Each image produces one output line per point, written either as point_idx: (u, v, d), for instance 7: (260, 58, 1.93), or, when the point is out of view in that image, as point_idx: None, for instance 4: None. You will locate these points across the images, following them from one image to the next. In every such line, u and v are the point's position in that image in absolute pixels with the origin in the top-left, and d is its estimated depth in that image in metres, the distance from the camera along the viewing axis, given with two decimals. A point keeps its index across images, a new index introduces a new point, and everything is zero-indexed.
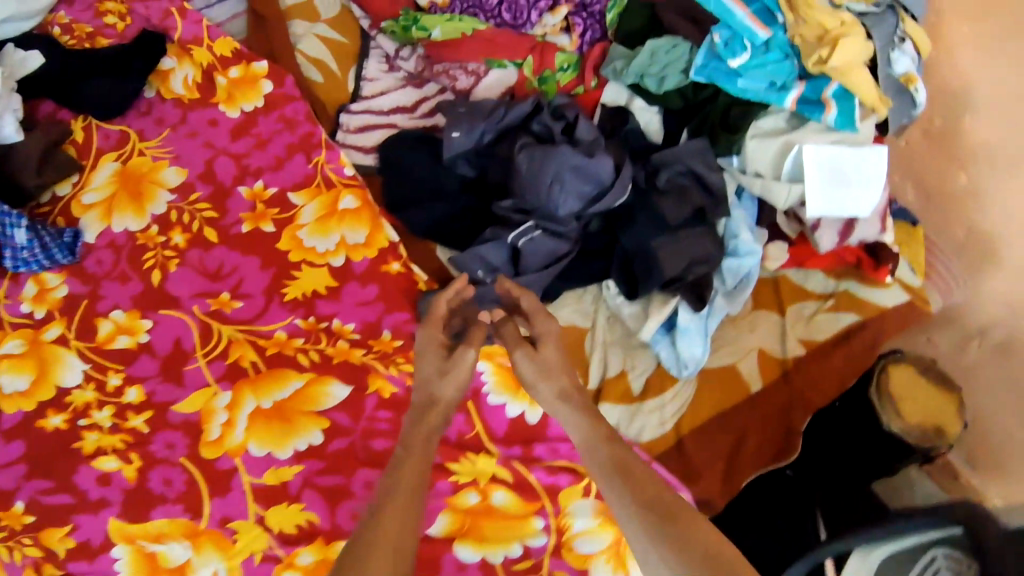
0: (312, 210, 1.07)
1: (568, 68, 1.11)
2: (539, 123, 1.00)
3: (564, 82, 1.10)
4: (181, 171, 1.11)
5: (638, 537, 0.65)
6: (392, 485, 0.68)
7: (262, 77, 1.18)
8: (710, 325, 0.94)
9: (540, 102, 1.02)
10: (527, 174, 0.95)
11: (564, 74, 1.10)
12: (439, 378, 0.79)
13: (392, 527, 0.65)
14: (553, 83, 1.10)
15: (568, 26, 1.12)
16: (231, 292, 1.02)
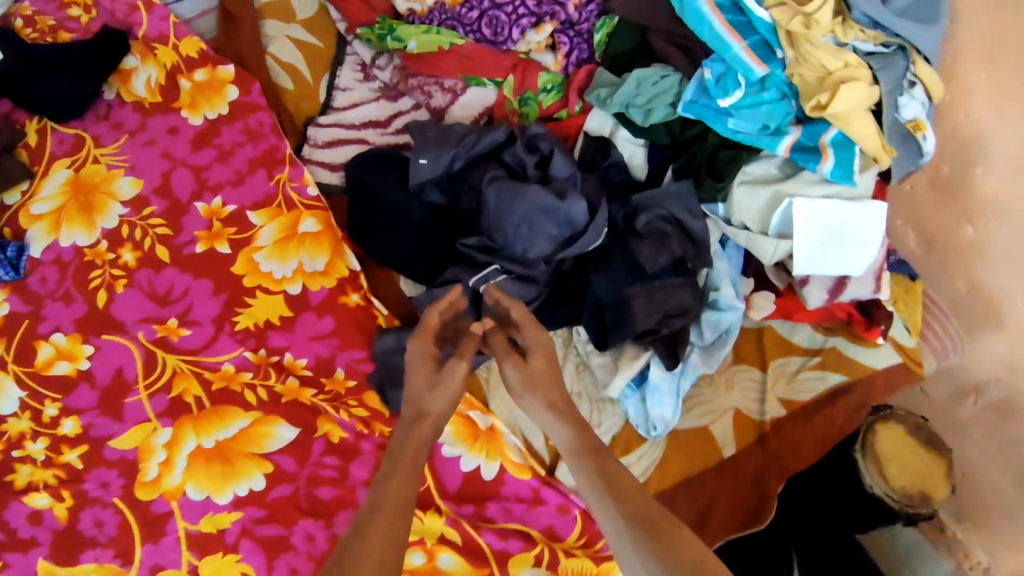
0: (270, 231, 1.01)
1: (551, 89, 1.03)
2: (511, 155, 0.95)
3: (547, 105, 1.03)
4: (136, 183, 1.05)
5: (624, 551, 0.60)
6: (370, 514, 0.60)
7: (228, 83, 1.11)
8: (683, 384, 0.88)
9: (513, 132, 0.96)
10: (493, 212, 0.90)
11: (547, 95, 1.03)
12: (429, 391, 0.68)
13: (372, 553, 0.57)
14: (534, 106, 1.03)
15: (553, 44, 1.04)
16: (179, 319, 0.96)
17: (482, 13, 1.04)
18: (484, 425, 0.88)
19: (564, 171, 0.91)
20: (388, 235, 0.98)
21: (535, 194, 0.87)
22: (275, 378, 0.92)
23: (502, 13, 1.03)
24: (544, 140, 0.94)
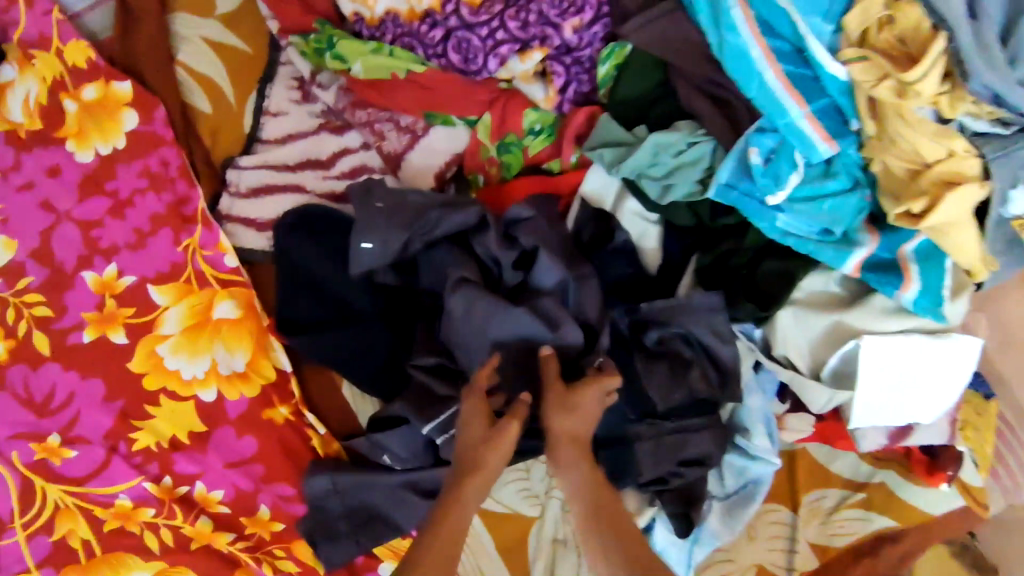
0: (177, 315, 0.80)
1: (540, 130, 0.79)
2: (481, 247, 0.73)
3: (534, 152, 0.79)
4: (9, 244, 0.82)
5: None
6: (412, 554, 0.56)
7: (125, 106, 0.87)
8: (697, 553, 0.69)
9: (487, 216, 0.72)
10: (460, 334, 0.68)
11: (534, 139, 0.79)
12: (485, 444, 0.59)
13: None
14: (518, 153, 0.80)
15: (545, 71, 0.79)
16: (62, 435, 0.75)
17: (447, 31, 0.79)
18: None
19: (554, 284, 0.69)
20: (326, 330, 0.76)
21: (515, 317, 0.67)
22: (185, 516, 0.73)
23: (472, 35, 0.78)
24: (528, 232, 0.70)
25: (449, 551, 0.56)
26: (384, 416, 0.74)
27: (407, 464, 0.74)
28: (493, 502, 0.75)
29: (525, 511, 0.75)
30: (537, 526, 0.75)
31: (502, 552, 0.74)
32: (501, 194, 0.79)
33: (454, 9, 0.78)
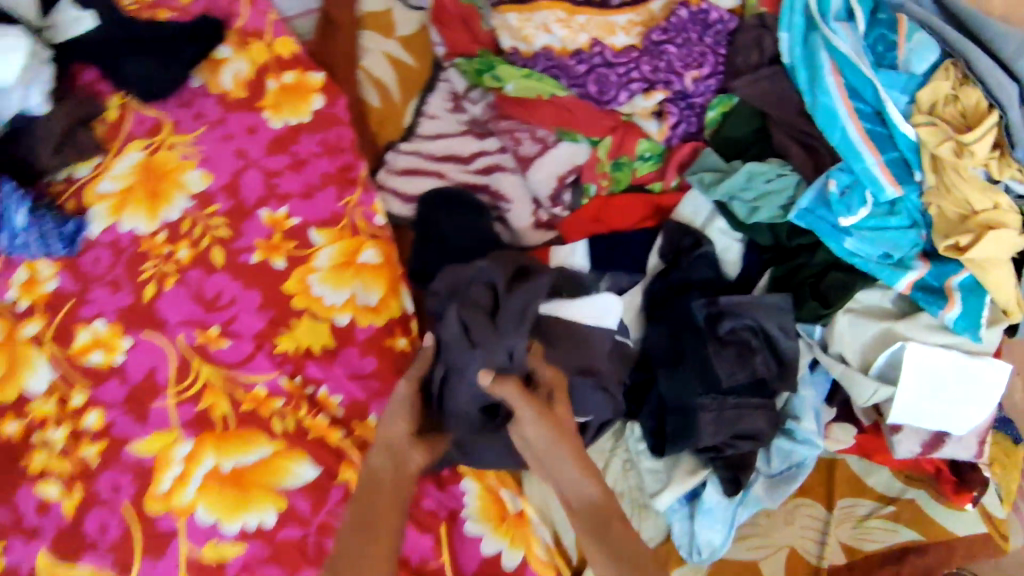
0: (329, 254, 0.96)
1: (649, 157, 0.97)
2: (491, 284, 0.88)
3: (641, 173, 0.98)
4: (206, 177, 1.02)
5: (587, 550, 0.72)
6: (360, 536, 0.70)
7: (315, 91, 1.07)
8: (739, 514, 0.80)
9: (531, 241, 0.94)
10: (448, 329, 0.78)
11: (643, 163, 0.97)
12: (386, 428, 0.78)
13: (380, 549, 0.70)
14: (628, 172, 0.97)
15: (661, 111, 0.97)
16: (221, 328, 0.92)
17: (590, 68, 0.98)
18: (512, 508, 0.83)
19: (505, 295, 0.79)
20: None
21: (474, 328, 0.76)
22: (310, 410, 0.88)
23: (612, 73, 0.97)
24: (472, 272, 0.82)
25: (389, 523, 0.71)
26: None
27: None
28: None
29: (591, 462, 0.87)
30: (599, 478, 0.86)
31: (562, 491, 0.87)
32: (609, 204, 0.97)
33: (600, 51, 0.98)
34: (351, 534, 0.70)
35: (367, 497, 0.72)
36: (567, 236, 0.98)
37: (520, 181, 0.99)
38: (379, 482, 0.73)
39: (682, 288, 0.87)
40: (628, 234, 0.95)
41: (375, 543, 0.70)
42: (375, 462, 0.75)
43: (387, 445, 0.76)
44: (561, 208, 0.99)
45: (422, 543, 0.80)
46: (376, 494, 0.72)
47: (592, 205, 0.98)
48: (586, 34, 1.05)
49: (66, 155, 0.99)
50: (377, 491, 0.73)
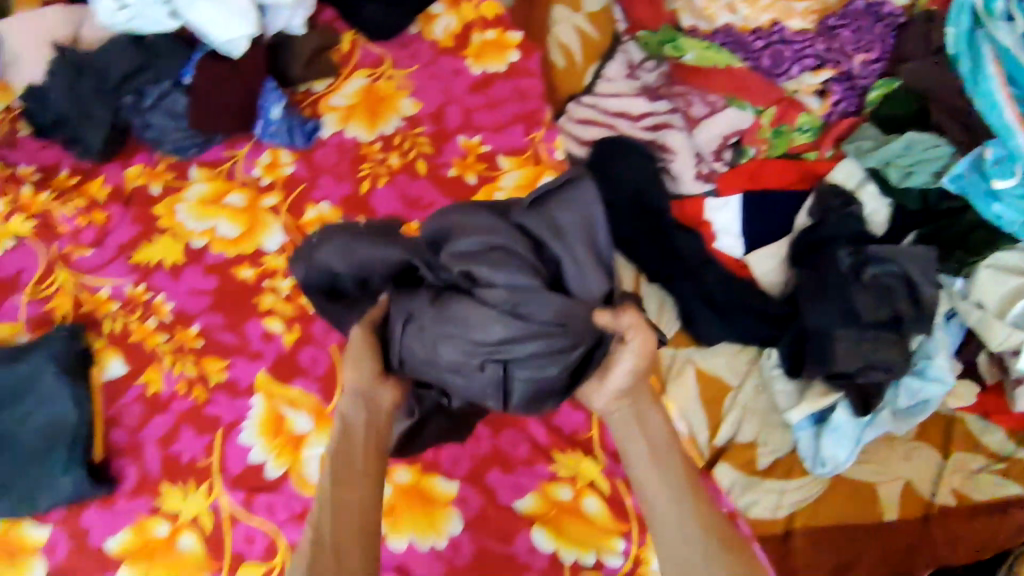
0: (514, 177, 1.12)
1: (807, 130, 1.10)
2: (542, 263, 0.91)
3: (798, 143, 1.10)
4: (416, 105, 1.20)
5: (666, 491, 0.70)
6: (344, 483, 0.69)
7: (513, 47, 1.25)
8: (865, 433, 0.90)
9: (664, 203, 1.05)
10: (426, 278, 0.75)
11: (801, 135, 1.10)
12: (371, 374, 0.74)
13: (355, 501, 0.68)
14: (787, 141, 1.10)
15: (823, 90, 1.12)
16: (420, 223, 1.09)
17: (767, 44, 1.15)
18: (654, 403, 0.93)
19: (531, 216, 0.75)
20: (624, 215, 1.07)
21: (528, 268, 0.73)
22: None
23: (787, 50, 1.15)
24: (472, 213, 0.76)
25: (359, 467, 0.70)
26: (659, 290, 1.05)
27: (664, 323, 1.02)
28: (708, 366, 0.98)
29: (727, 379, 0.97)
30: (732, 393, 0.96)
31: (702, 398, 0.96)
32: (766, 165, 1.08)
33: (778, 32, 1.17)
34: (334, 506, 0.67)
35: (339, 466, 0.70)
36: (723, 190, 1.09)
37: (686, 138, 1.13)
38: (354, 443, 0.72)
39: (824, 240, 0.98)
40: (778, 194, 1.07)
41: (353, 495, 0.68)
42: (344, 418, 0.73)
43: (359, 391, 0.73)
44: (720, 164, 1.12)
45: (575, 416, 0.95)
46: (354, 467, 0.70)
47: (748, 166, 1.09)
48: (768, 15, 1.21)
49: (310, 71, 1.19)
50: (349, 465, 0.70)
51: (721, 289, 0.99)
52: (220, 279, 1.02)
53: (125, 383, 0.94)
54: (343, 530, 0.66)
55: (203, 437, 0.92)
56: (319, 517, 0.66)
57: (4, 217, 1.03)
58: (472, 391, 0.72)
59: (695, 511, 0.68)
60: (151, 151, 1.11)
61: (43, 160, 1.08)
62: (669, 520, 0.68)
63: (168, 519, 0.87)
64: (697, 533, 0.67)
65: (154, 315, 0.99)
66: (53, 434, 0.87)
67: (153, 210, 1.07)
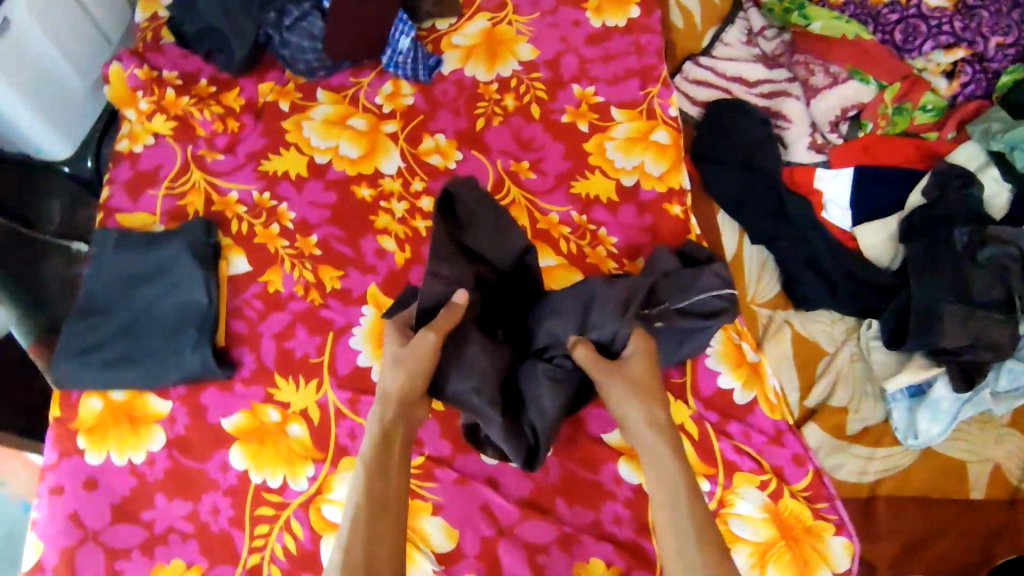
0: (626, 129, 1.14)
1: (930, 110, 1.11)
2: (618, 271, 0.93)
3: (918, 122, 1.12)
4: (534, 51, 1.22)
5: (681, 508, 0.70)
6: (381, 509, 0.70)
7: (634, 3, 1.26)
8: (963, 410, 0.91)
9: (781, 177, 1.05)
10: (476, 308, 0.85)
11: (923, 114, 1.11)
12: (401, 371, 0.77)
13: (390, 531, 0.69)
14: (907, 118, 1.11)
15: (951, 71, 1.14)
16: (531, 163, 1.12)
17: (901, 19, 1.15)
18: (750, 357, 0.95)
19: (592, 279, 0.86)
20: (733, 176, 1.08)
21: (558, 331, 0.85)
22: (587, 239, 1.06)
23: (922, 24, 1.14)
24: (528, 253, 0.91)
25: (391, 496, 0.71)
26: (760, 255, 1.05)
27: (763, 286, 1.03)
28: (805, 330, 0.99)
29: (823, 344, 0.98)
30: (827, 359, 0.97)
31: (797, 359, 0.97)
32: (885, 141, 1.08)
33: (916, 6, 1.15)
34: (366, 506, 0.70)
35: (373, 475, 0.72)
36: (836, 163, 1.08)
37: (803, 108, 1.13)
38: (392, 448, 0.74)
39: (944, 217, 0.98)
40: (894, 170, 1.07)
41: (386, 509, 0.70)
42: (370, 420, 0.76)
43: (383, 392, 0.77)
44: (836, 136, 1.11)
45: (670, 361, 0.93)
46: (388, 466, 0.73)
47: (864, 139, 1.09)
48: None
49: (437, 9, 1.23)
50: (381, 468, 0.72)
51: (829, 258, 1.01)
52: (340, 196, 1.07)
53: (249, 279, 1.00)
54: (377, 532, 0.68)
55: (316, 337, 0.97)
56: (353, 528, 0.68)
57: (146, 115, 1.09)
58: (505, 435, 0.80)
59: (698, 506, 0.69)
60: (283, 70, 1.17)
61: (184, 67, 1.14)
62: (666, 509, 0.70)
63: (279, 407, 0.93)
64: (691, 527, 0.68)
65: (278, 221, 1.05)
66: (185, 314, 0.94)
67: (281, 124, 1.12)
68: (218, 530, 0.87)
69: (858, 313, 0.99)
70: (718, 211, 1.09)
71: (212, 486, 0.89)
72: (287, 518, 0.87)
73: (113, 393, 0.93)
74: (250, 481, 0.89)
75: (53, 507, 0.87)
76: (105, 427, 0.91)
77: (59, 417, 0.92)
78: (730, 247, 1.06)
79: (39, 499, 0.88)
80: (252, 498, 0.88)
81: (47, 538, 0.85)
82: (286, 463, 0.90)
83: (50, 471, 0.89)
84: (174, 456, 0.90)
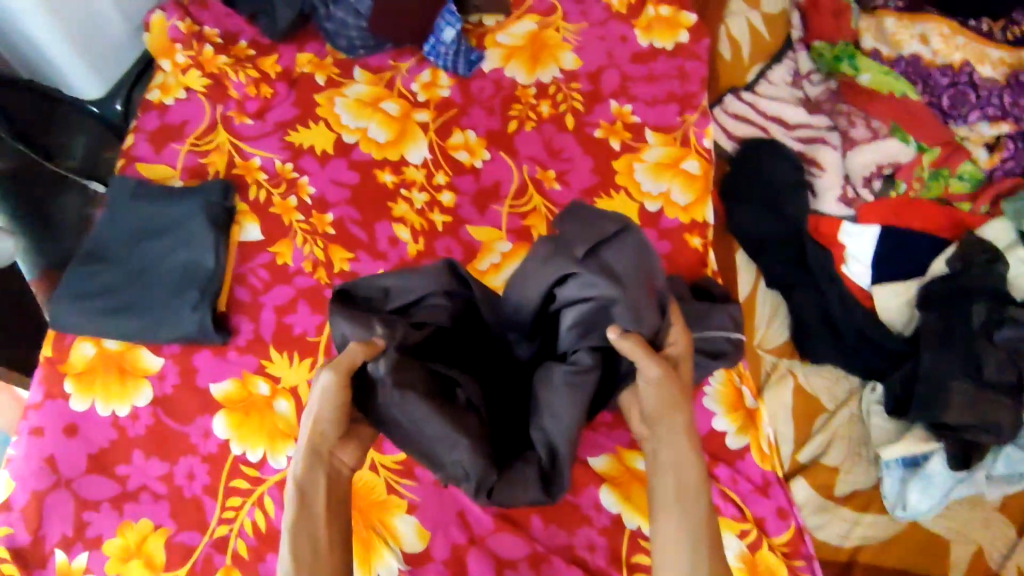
0: (657, 153, 1.13)
1: (966, 179, 1.09)
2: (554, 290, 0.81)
3: (954, 190, 1.09)
4: (577, 61, 1.21)
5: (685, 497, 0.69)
6: (312, 551, 0.65)
7: (684, 28, 1.24)
8: (954, 490, 0.90)
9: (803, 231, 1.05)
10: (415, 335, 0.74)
11: (958, 182, 1.09)
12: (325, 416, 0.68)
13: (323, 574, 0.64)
14: (942, 184, 1.09)
15: (994, 145, 1.12)
16: (557, 173, 1.10)
17: (952, 84, 1.16)
18: (748, 403, 0.93)
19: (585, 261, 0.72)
20: (759, 218, 1.07)
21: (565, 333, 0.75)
22: None
23: (972, 92, 1.14)
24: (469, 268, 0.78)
25: (322, 534, 0.66)
26: (774, 301, 1.04)
27: (772, 334, 1.02)
28: (807, 383, 0.98)
29: (823, 401, 0.97)
30: (825, 416, 0.96)
31: (795, 411, 0.96)
32: (914, 204, 1.07)
33: (967, 73, 1.16)
34: (294, 560, 0.64)
35: (301, 522, 0.66)
36: (863, 219, 1.06)
37: (839, 159, 1.11)
38: (314, 502, 0.67)
39: (962, 292, 0.96)
40: (921, 235, 1.05)
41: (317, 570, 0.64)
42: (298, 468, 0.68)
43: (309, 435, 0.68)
44: (868, 192, 1.10)
45: None
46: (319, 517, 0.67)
47: (894, 201, 1.07)
48: (959, 54, 1.18)
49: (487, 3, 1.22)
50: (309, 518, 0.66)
51: (842, 313, 0.99)
52: (362, 178, 1.06)
53: (259, 248, 1.00)
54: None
55: (316, 316, 0.96)
56: None
57: (182, 68, 1.08)
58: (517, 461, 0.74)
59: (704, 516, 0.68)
60: (324, 44, 1.16)
61: (227, 26, 1.13)
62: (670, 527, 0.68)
63: (269, 380, 0.92)
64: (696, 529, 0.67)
65: (296, 194, 1.04)
66: (190, 274, 0.94)
67: (314, 97, 1.11)
68: (191, 496, 0.86)
69: (863, 374, 0.98)
70: (738, 251, 1.07)
71: (191, 450, 0.88)
72: (261, 495, 0.86)
73: (108, 342, 0.92)
74: (230, 451, 0.88)
75: (31, 447, 0.86)
76: (94, 376, 0.90)
77: (50, 358, 0.91)
78: (744, 288, 1.05)
79: (19, 437, 0.87)
80: (229, 469, 0.87)
81: (19, 478, 0.85)
82: (267, 439, 0.89)
83: (33, 411, 0.88)
84: (159, 415, 0.89)
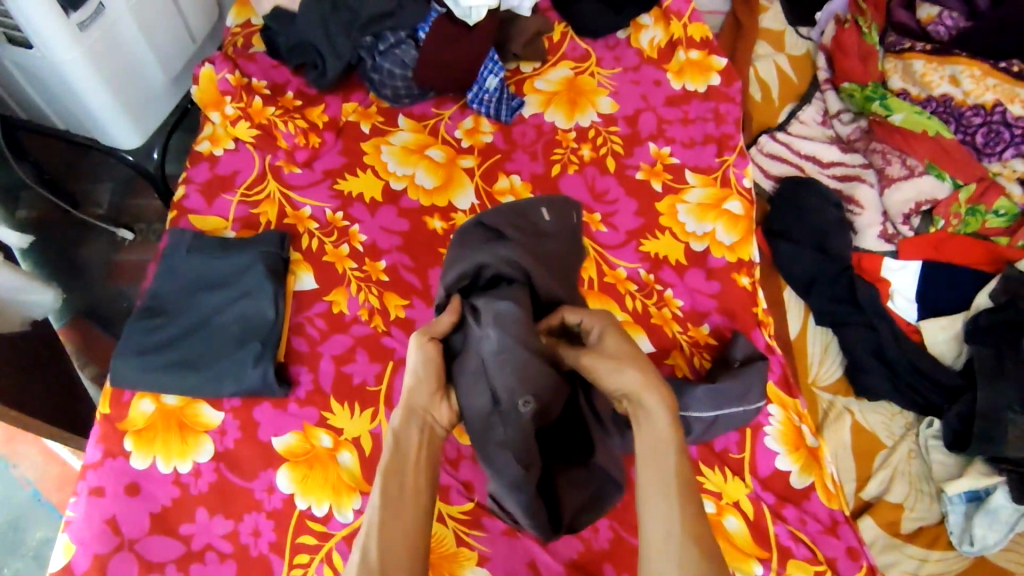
0: (699, 194, 1.15)
1: (1002, 214, 1.21)
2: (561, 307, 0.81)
3: (990, 225, 1.21)
4: (614, 105, 1.22)
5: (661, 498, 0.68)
6: (400, 496, 0.70)
7: (715, 71, 1.28)
8: (1017, 524, 0.99)
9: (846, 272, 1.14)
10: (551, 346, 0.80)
11: (995, 218, 1.21)
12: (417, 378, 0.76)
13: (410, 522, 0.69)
14: (980, 220, 1.21)
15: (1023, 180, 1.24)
16: (603, 216, 1.11)
17: (984, 123, 1.26)
18: (810, 441, 0.95)
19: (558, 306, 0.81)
20: (802, 258, 1.17)
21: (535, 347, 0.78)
22: (655, 301, 1.05)
23: (1005, 131, 1.25)
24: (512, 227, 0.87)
25: (402, 479, 0.71)
26: (827, 336, 1.16)
27: (825, 366, 1.14)
28: (866, 421, 1.09)
29: (882, 438, 1.08)
30: (886, 452, 1.07)
31: (854, 448, 1.07)
32: (952, 241, 1.19)
33: (1000, 113, 1.26)
34: (386, 503, 0.70)
35: (390, 467, 0.71)
36: (904, 253, 1.18)
37: (876, 195, 1.23)
38: (406, 454, 0.73)
39: (1011, 325, 1.06)
40: (963, 271, 1.16)
41: (402, 518, 0.69)
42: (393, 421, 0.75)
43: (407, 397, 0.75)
44: (907, 228, 1.21)
45: (730, 435, 0.93)
46: (406, 465, 0.72)
47: (934, 236, 1.19)
48: (990, 94, 1.28)
49: (525, 51, 1.24)
50: (404, 465, 0.72)
51: (895, 349, 1.10)
52: (413, 225, 1.07)
53: (315, 297, 0.99)
54: (392, 527, 0.68)
55: (375, 365, 0.96)
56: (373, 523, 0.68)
57: (231, 120, 1.10)
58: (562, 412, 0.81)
59: (686, 518, 0.67)
60: (367, 93, 1.19)
61: (273, 78, 1.17)
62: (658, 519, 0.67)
63: (332, 433, 0.91)
64: (678, 538, 0.66)
65: (348, 242, 1.04)
66: (251, 325, 0.94)
67: (361, 145, 1.13)
68: (257, 553, 0.85)
69: (919, 411, 1.08)
70: (786, 288, 1.20)
71: (255, 507, 0.87)
72: (329, 550, 0.85)
73: (167, 397, 0.91)
74: (296, 506, 0.87)
75: (91, 508, 0.84)
76: (154, 432, 0.89)
77: (108, 415, 0.90)
78: (795, 325, 1.17)
79: (77, 498, 0.85)
80: (295, 524, 0.86)
81: (81, 540, 0.83)
82: (332, 493, 0.88)
83: (92, 470, 0.86)
84: (221, 470, 0.88)
